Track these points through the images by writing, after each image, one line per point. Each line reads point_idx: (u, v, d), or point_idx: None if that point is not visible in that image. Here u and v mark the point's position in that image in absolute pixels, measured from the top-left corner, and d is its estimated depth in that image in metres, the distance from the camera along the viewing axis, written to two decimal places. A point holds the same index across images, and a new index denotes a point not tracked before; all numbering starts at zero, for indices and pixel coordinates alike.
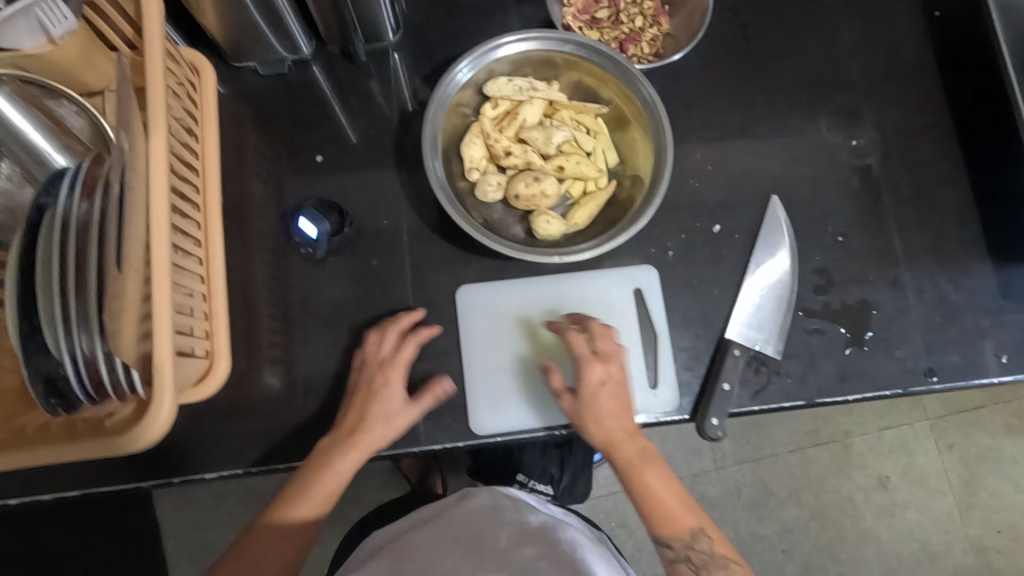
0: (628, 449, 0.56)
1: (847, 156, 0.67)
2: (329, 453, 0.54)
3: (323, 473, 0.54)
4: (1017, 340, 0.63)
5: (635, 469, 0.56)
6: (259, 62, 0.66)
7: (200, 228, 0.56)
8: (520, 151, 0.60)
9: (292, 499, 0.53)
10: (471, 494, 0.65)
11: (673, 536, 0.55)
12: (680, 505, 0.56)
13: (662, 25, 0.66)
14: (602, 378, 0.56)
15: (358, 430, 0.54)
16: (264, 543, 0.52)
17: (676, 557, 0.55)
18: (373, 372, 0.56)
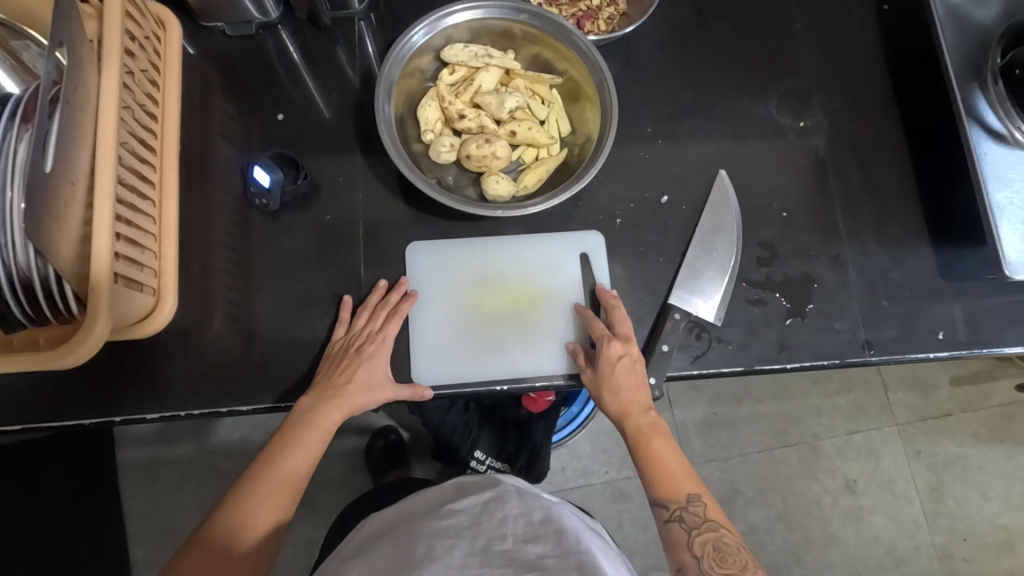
0: (639, 418, 0.59)
1: (795, 136, 0.69)
2: (314, 413, 0.57)
3: (308, 432, 0.56)
4: (954, 320, 0.65)
5: (645, 436, 0.58)
6: (227, 23, 0.68)
7: (156, 171, 0.57)
8: (474, 115, 0.63)
9: (278, 455, 0.56)
10: (468, 482, 0.60)
11: (670, 496, 0.56)
12: (681, 470, 0.57)
13: (619, 4, 0.70)
14: (620, 355, 0.58)
15: (350, 394, 0.57)
16: (258, 499, 0.54)
17: (670, 517, 0.56)
18: (363, 340, 0.59)
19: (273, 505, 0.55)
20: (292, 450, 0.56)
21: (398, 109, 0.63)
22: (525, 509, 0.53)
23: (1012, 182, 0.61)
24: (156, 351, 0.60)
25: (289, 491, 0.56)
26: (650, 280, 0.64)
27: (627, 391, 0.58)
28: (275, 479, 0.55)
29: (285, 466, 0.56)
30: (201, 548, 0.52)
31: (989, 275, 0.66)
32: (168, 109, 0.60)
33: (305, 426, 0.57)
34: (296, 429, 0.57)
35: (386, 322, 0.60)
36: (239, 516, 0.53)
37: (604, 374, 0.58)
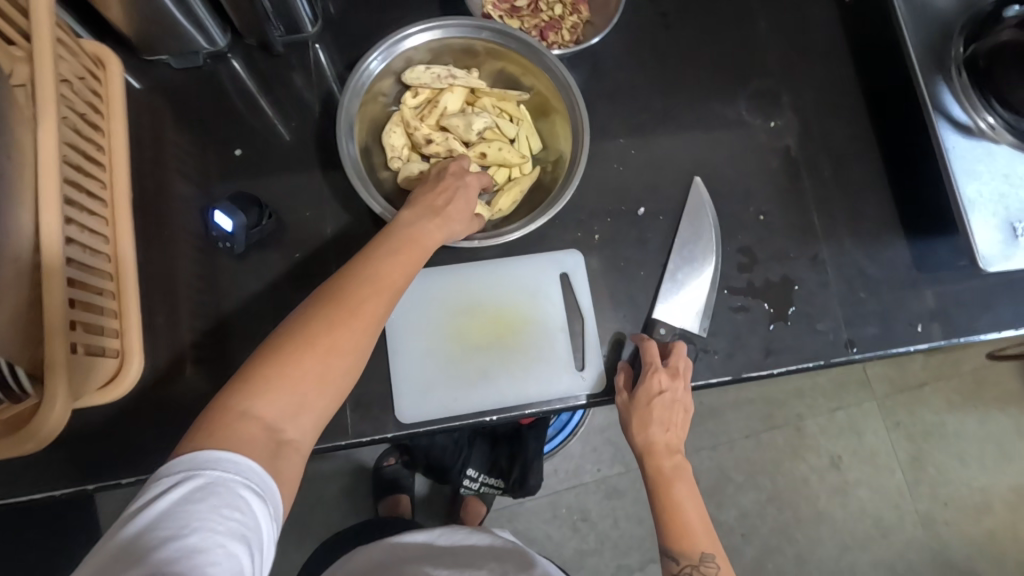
0: (663, 460, 0.58)
1: (766, 137, 0.69)
2: (414, 223, 0.52)
3: (409, 240, 0.51)
4: (931, 310, 0.65)
5: (666, 480, 0.57)
6: (172, 56, 0.64)
7: (108, 223, 0.54)
8: (442, 138, 0.61)
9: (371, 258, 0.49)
10: (468, 535, 0.64)
11: (682, 551, 0.55)
12: (700, 526, 0.56)
13: (582, 12, 0.69)
14: (663, 389, 0.57)
15: (450, 213, 0.54)
16: (363, 286, 0.46)
17: (678, 570, 0.55)
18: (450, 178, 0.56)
19: (377, 298, 0.47)
20: (389, 260, 0.49)
21: (362, 137, 0.61)
22: (525, 568, 0.57)
23: (980, 174, 0.61)
24: (128, 412, 0.57)
25: (340, 367, 0.44)
26: (634, 296, 0.63)
27: (662, 416, 0.57)
28: (327, 349, 0.43)
29: (342, 329, 0.44)
30: (250, 391, 0.41)
31: (962, 264, 0.67)
32: (114, 153, 0.55)
33: (366, 293, 0.46)
34: (353, 295, 0.46)
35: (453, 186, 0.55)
36: (336, 314, 0.44)
37: (640, 405, 0.57)
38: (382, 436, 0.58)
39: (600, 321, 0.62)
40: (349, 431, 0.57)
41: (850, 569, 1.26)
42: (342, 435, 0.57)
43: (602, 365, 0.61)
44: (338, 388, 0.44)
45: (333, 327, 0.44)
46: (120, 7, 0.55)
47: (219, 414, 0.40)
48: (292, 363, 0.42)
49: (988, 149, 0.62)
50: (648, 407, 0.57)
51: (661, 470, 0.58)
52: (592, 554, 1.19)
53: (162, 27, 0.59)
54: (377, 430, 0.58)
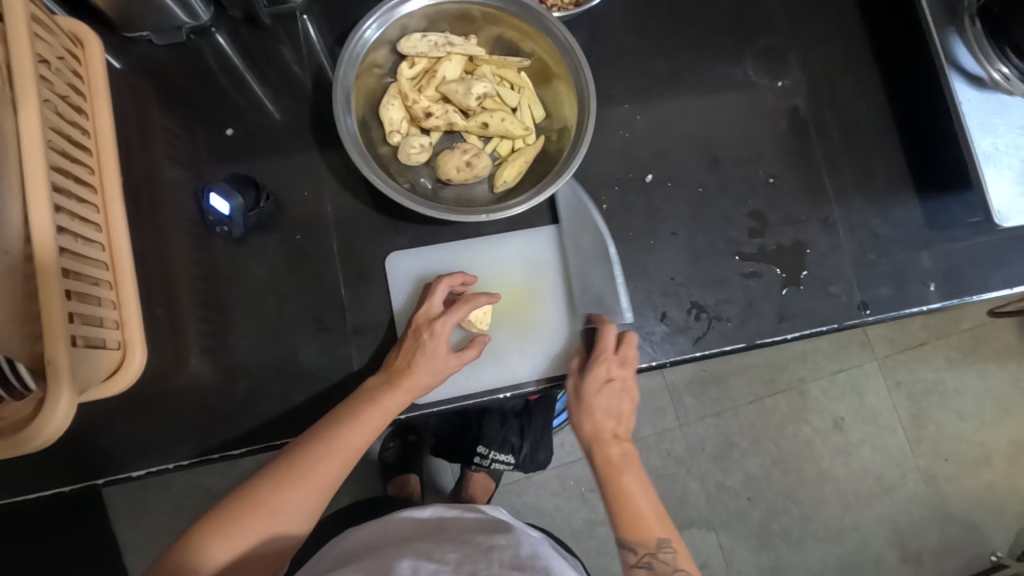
0: (612, 449, 0.60)
1: (774, 97, 0.67)
2: (378, 391, 0.55)
3: (369, 410, 0.54)
4: (942, 269, 0.65)
5: (618, 468, 0.59)
6: (153, 32, 0.61)
7: (99, 212, 0.52)
8: (441, 112, 0.60)
9: (327, 446, 0.53)
10: (456, 513, 0.64)
11: (640, 541, 0.57)
12: (651, 512, 0.58)
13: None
14: (608, 377, 0.57)
15: (413, 383, 0.55)
16: (327, 443, 0.53)
17: (637, 561, 0.57)
18: (419, 339, 0.56)
19: (335, 457, 0.53)
20: (348, 435, 0.53)
21: (359, 111, 0.59)
22: (515, 542, 0.57)
23: (995, 128, 0.60)
24: (132, 405, 0.55)
25: (303, 502, 0.53)
26: (644, 266, 0.62)
27: (605, 408, 0.59)
28: (298, 486, 0.52)
29: (313, 474, 0.53)
30: (232, 515, 0.51)
31: (973, 220, 0.66)
32: (101, 137, 0.53)
33: (341, 444, 0.53)
34: (333, 444, 0.53)
35: (435, 330, 0.56)
36: (300, 475, 0.52)
37: (587, 391, 0.58)
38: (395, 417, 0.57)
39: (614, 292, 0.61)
40: None
41: (853, 527, 1.28)
42: None
43: None
44: (316, 507, 0.54)
45: (308, 467, 0.52)
46: None
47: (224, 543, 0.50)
48: (269, 503, 0.52)
49: (1002, 102, 0.60)
50: (589, 404, 0.58)
51: (609, 460, 0.60)
52: (601, 524, 1.20)
53: (142, 2, 0.56)
54: None
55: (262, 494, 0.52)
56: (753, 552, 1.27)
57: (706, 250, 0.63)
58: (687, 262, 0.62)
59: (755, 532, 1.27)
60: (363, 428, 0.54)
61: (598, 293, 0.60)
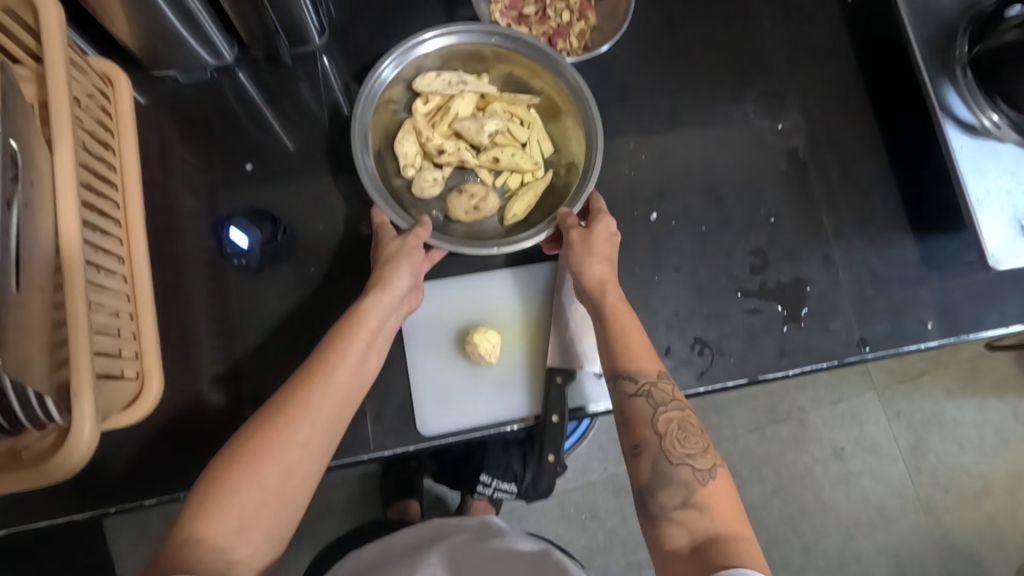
0: (614, 290, 0.57)
1: (774, 139, 0.69)
2: (364, 302, 0.52)
3: (360, 321, 0.51)
4: (940, 309, 0.66)
5: (618, 310, 0.56)
6: (178, 71, 0.63)
7: (123, 244, 0.53)
8: (454, 148, 0.62)
9: (324, 366, 0.49)
10: (452, 522, 0.67)
11: (641, 370, 0.54)
12: (647, 344, 0.56)
13: (590, 19, 0.68)
14: (610, 233, 0.59)
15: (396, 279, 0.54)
16: (325, 361, 0.49)
17: (636, 390, 0.54)
18: (393, 254, 0.55)
19: (336, 358, 0.49)
20: (344, 339, 0.50)
21: (374, 145, 0.61)
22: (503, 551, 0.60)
23: (989, 173, 0.62)
24: (146, 433, 0.56)
25: (312, 435, 0.47)
26: (648, 301, 0.63)
27: (606, 256, 0.58)
28: (303, 416, 0.47)
29: (314, 396, 0.47)
30: (236, 463, 0.44)
31: (969, 260, 0.68)
32: (127, 172, 0.55)
33: (298, 404, 0.47)
34: (287, 406, 0.47)
35: (386, 280, 0.53)
36: (301, 401, 0.47)
37: (593, 237, 0.58)
38: (404, 448, 0.57)
39: None
40: (370, 445, 0.57)
41: (854, 558, 1.28)
42: (364, 447, 0.56)
43: None
44: (329, 440, 0.48)
45: (309, 395, 0.47)
46: (125, 19, 0.54)
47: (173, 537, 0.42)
48: (273, 441, 0.45)
49: (994, 148, 0.62)
50: (599, 277, 0.57)
51: (612, 301, 0.56)
52: (601, 552, 1.20)
53: (170, 43, 0.58)
54: (398, 443, 0.58)
55: (212, 477, 0.44)
56: None
57: (710, 285, 0.64)
58: (690, 297, 0.64)
59: None
60: (318, 383, 0.48)
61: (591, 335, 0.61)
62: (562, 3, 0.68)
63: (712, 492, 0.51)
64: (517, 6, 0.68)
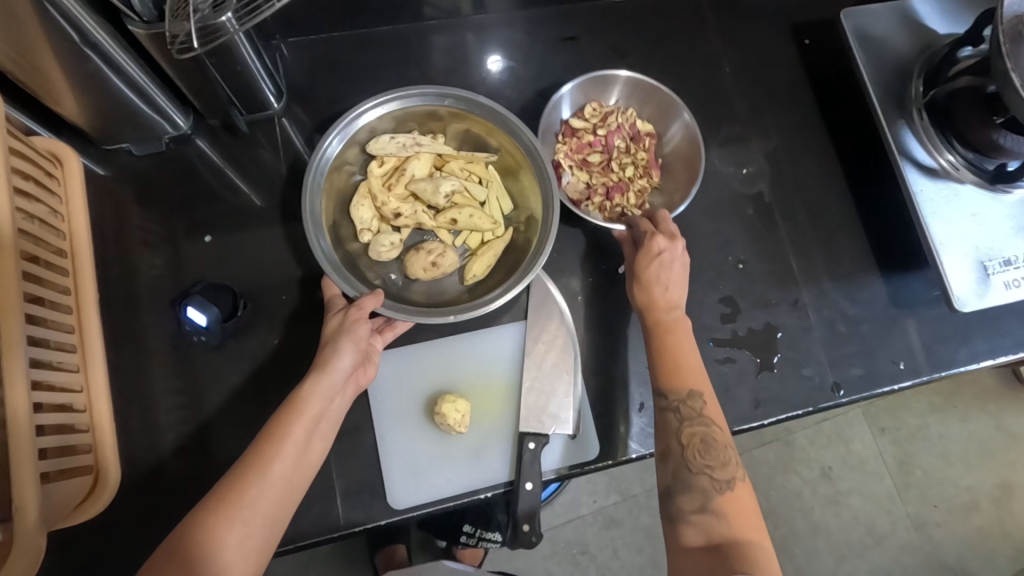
0: (663, 313, 0.57)
1: (740, 184, 0.69)
2: (306, 384, 0.50)
3: (302, 405, 0.49)
4: (910, 348, 0.66)
5: (663, 332, 0.56)
6: (132, 143, 0.62)
7: (74, 333, 0.51)
8: (410, 211, 0.61)
9: (264, 456, 0.46)
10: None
11: (672, 387, 0.54)
12: (694, 367, 0.55)
13: (652, 176, 0.66)
14: (662, 252, 0.58)
15: (340, 358, 0.52)
16: (264, 451, 0.47)
17: (665, 407, 0.54)
18: (337, 333, 0.53)
19: (277, 448, 0.47)
20: (288, 427, 0.48)
21: (329, 212, 0.60)
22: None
23: (950, 216, 0.62)
24: (106, 525, 0.54)
25: (252, 533, 0.44)
26: (620, 356, 0.62)
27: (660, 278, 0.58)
28: (240, 511, 0.44)
29: (253, 491, 0.45)
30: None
31: (936, 297, 0.68)
32: (79, 258, 0.53)
33: (235, 497, 0.44)
34: (223, 498, 0.44)
35: (327, 361, 0.51)
36: (237, 497, 0.44)
37: (641, 266, 0.58)
38: (375, 523, 0.56)
39: (591, 384, 0.61)
40: (340, 522, 0.55)
41: None
42: (334, 525, 0.55)
43: (595, 430, 0.60)
44: (268, 536, 0.45)
45: (245, 491, 0.45)
46: (71, 96, 0.52)
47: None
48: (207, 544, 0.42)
49: (954, 190, 0.63)
50: (651, 300, 0.57)
51: (662, 322, 0.57)
52: None
53: (121, 118, 0.57)
54: (369, 518, 0.56)
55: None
56: None
57: None
58: None
59: None
60: (253, 477, 0.45)
61: (562, 395, 0.60)
62: (627, 157, 0.66)
63: (730, 501, 0.50)
64: (582, 151, 0.66)
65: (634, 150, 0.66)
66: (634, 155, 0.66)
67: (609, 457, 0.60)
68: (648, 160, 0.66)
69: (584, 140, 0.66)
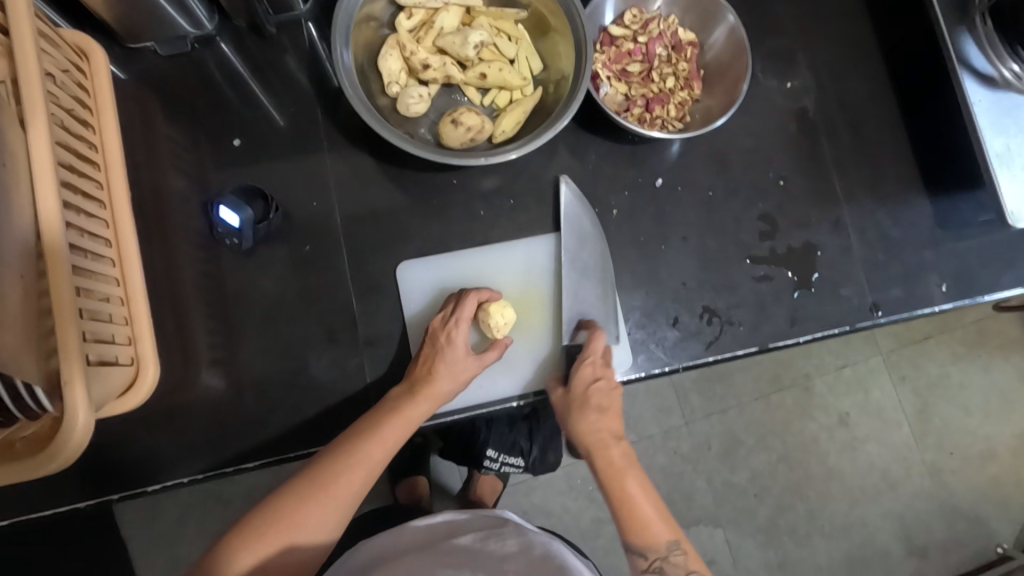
0: (612, 451, 0.59)
1: (782, 99, 0.66)
2: (401, 399, 0.54)
3: (395, 417, 0.53)
4: (952, 270, 0.65)
5: (619, 473, 0.58)
6: (157, 41, 0.60)
7: (108, 227, 0.51)
8: (439, 63, 0.58)
9: (364, 430, 0.53)
10: (467, 516, 0.60)
11: (648, 545, 0.56)
12: (658, 516, 0.57)
13: (694, 89, 0.63)
14: (595, 377, 0.57)
15: (436, 383, 0.54)
16: (365, 427, 0.53)
17: (648, 567, 0.56)
18: (436, 330, 0.56)
19: (372, 430, 0.52)
20: (389, 413, 0.53)
21: (357, 63, 0.58)
22: (521, 541, 0.55)
23: (1008, 129, 0.59)
24: (147, 419, 0.55)
25: (333, 511, 0.51)
26: (653, 270, 0.61)
27: (597, 409, 0.57)
28: (333, 479, 0.51)
29: (345, 461, 0.51)
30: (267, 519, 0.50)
31: (984, 220, 0.65)
32: (109, 152, 0.52)
33: (323, 480, 0.51)
34: (320, 465, 0.51)
35: (427, 390, 0.54)
36: (329, 476, 0.51)
37: (575, 395, 0.57)
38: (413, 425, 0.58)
39: (624, 298, 0.61)
40: None
41: (860, 522, 1.27)
42: None
43: (629, 342, 0.60)
44: (356, 491, 0.52)
45: (337, 471, 0.51)
46: None
47: (248, 510, 0.51)
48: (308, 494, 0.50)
49: (1015, 102, 0.59)
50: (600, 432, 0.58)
51: (610, 463, 0.58)
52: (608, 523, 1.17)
53: (146, 14, 0.55)
54: None
55: (243, 530, 0.49)
56: (760, 549, 1.24)
57: (716, 254, 0.62)
58: (698, 266, 0.62)
59: (762, 529, 1.25)
60: (347, 457, 0.51)
61: (598, 307, 0.60)
62: (669, 67, 0.62)
63: None
64: (622, 61, 0.63)
65: (675, 59, 0.62)
66: (675, 65, 0.62)
67: (642, 370, 0.59)
68: (690, 70, 0.62)
69: (623, 48, 0.63)
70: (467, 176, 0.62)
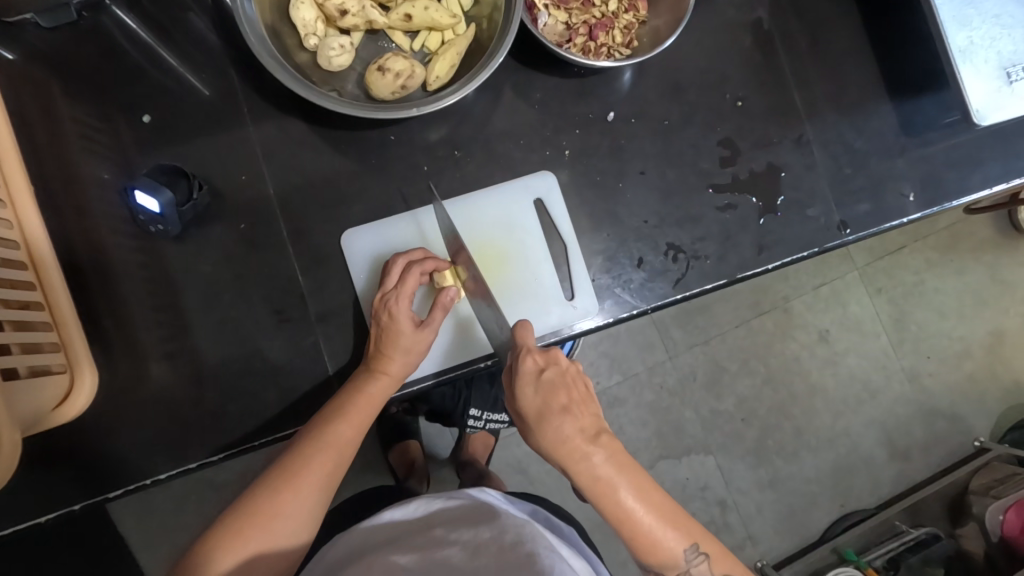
0: (592, 458, 0.48)
1: (734, 10, 0.61)
2: (360, 381, 0.52)
3: (358, 399, 0.51)
4: (920, 178, 0.62)
5: (607, 484, 0.48)
6: (35, 12, 0.53)
7: (13, 227, 0.48)
8: (357, 7, 0.52)
9: (326, 419, 0.50)
10: (442, 503, 0.53)
11: (664, 564, 0.49)
12: (662, 520, 0.49)
13: (639, 10, 0.58)
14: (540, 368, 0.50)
15: (391, 360, 0.52)
16: (326, 416, 0.51)
17: None
18: (379, 309, 0.53)
19: (335, 415, 0.51)
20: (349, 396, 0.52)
21: (267, 16, 0.52)
22: (497, 530, 0.47)
23: (971, 21, 0.56)
24: (97, 425, 0.52)
25: (309, 505, 0.49)
26: (612, 211, 0.59)
27: (560, 407, 0.49)
28: (303, 471, 0.49)
29: (313, 451, 0.49)
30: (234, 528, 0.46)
31: (949, 121, 0.63)
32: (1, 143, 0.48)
33: (291, 477, 0.48)
34: (288, 463, 0.49)
35: (385, 368, 0.52)
36: (298, 468, 0.49)
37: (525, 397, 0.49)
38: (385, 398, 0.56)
39: (584, 244, 0.58)
40: None
41: (845, 433, 1.30)
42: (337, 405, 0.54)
43: (593, 289, 0.58)
44: (330, 478, 0.50)
45: (303, 463, 0.49)
46: None
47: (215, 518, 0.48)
48: (278, 495, 0.48)
49: None
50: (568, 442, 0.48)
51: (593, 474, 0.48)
52: None
53: None
54: None
55: (208, 541, 0.46)
56: (752, 470, 1.27)
57: (678, 186, 0.59)
58: (659, 201, 0.59)
59: (752, 450, 1.28)
60: (312, 446, 0.50)
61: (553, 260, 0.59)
62: None
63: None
64: None
65: None
66: None
67: (610, 315, 0.58)
68: None
69: None
70: (406, 129, 0.58)
